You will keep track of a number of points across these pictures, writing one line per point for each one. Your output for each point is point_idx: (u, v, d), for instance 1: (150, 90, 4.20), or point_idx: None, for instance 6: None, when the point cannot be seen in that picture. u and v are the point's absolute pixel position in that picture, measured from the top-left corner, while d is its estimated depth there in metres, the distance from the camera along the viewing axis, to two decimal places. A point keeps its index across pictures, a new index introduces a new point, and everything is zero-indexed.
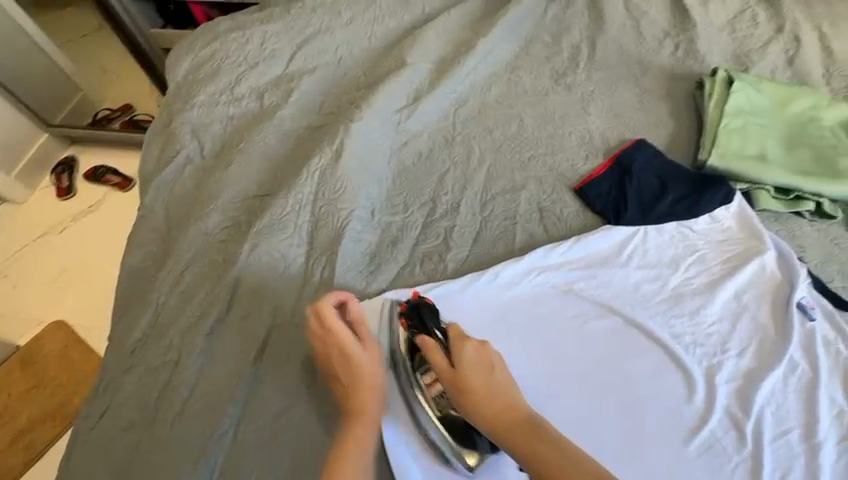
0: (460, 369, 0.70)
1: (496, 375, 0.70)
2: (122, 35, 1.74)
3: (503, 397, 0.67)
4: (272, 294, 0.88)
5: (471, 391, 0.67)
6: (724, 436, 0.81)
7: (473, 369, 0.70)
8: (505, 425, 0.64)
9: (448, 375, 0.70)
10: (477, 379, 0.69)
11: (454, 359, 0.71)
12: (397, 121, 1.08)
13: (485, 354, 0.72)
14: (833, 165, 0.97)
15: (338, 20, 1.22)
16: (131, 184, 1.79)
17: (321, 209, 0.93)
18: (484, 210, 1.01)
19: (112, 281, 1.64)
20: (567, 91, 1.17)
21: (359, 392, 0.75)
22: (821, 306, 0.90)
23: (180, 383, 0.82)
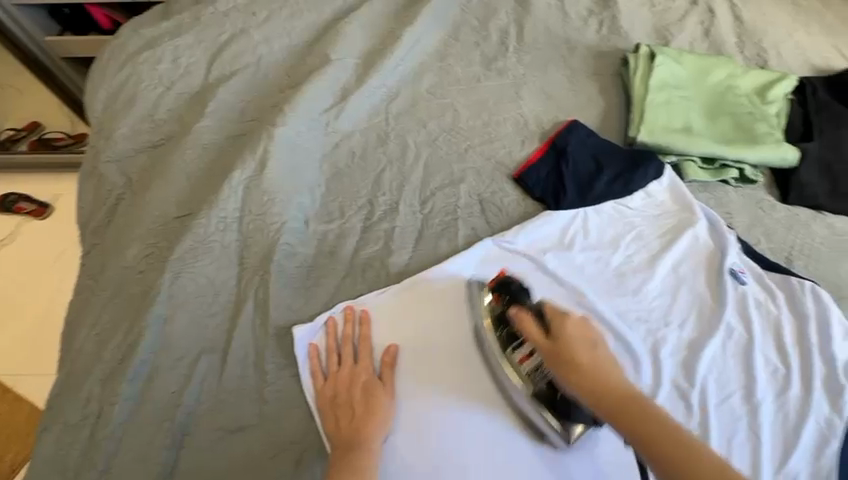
0: (563, 342, 0.63)
1: (602, 350, 0.62)
2: (18, 52, 1.64)
3: (610, 375, 0.60)
4: (198, 320, 0.83)
5: (582, 365, 0.60)
6: (673, 409, 0.75)
7: (581, 342, 0.62)
8: (612, 404, 0.58)
9: (551, 347, 0.63)
10: (583, 353, 0.61)
11: (550, 330, 0.65)
12: (327, 122, 1.10)
13: (590, 328, 0.64)
14: (751, 132, 1.01)
15: (253, 21, 1.27)
16: (47, 210, 1.69)
17: (249, 226, 0.92)
18: (424, 207, 0.99)
19: (41, 315, 1.52)
20: (498, 76, 1.20)
21: (360, 394, 0.74)
22: (750, 270, 0.86)
23: (102, 439, 0.74)
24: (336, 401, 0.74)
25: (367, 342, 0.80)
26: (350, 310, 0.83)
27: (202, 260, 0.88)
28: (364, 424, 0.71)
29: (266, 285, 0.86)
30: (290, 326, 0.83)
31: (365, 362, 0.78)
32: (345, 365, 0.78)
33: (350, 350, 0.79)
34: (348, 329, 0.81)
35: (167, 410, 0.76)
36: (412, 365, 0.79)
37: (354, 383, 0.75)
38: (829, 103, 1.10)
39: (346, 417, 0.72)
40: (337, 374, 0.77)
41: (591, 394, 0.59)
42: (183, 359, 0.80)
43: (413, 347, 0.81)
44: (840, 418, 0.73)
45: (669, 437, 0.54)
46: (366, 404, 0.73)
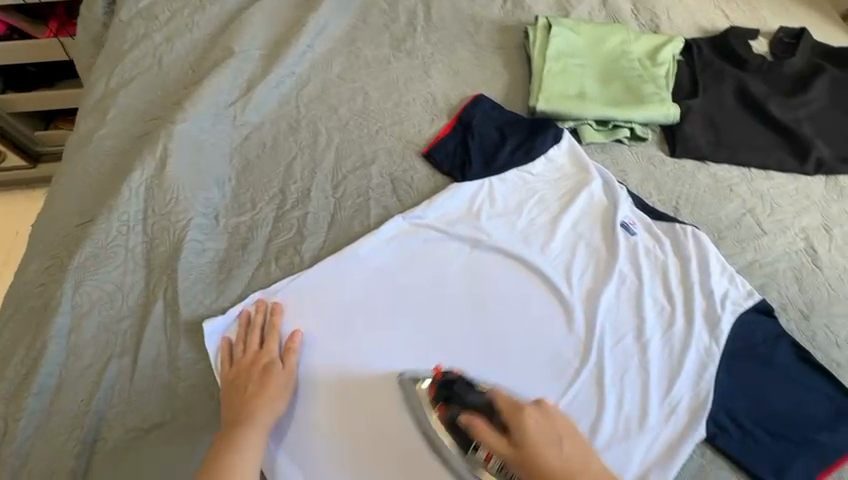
0: (530, 451, 0.60)
1: (566, 447, 0.62)
2: None
3: (581, 473, 0.60)
4: (104, 326, 0.81)
5: (555, 468, 0.60)
6: (572, 356, 0.81)
7: (548, 443, 0.61)
8: None
9: (518, 456, 0.60)
10: (551, 454, 0.60)
11: (515, 437, 0.61)
12: (234, 115, 1.08)
13: (551, 422, 0.64)
14: (640, 93, 1.07)
15: (154, 23, 1.23)
16: None
17: (154, 226, 0.90)
18: (336, 191, 1.00)
19: None
20: (408, 57, 1.22)
21: (260, 376, 0.76)
22: (641, 221, 0.93)
23: (8, 456, 0.72)
24: (234, 383, 0.76)
25: (274, 330, 0.81)
26: (262, 301, 0.83)
27: (105, 265, 0.86)
28: (253, 407, 0.72)
29: (174, 284, 0.85)
30: (201, 319, 0.83)
31: (270, 347, 0.79)
32: (249, 352, 0.79)
33: (257, 336, 0.80)
34: (258, 317, 0.82)
35: (77, 419, 0.75)
36: (315, 354, 0.81)
37: (255, 367, 0.77)
38: (712, 62, 1.18)
39: (239, 398, 0.74)
40: (242, 360, 0.78)
41: None
42: (91, 367, 0.78)
43: (318, 332, 0.83)
44: (718, 345, 0.81)
45: None
46: (259, 388, 0.75)
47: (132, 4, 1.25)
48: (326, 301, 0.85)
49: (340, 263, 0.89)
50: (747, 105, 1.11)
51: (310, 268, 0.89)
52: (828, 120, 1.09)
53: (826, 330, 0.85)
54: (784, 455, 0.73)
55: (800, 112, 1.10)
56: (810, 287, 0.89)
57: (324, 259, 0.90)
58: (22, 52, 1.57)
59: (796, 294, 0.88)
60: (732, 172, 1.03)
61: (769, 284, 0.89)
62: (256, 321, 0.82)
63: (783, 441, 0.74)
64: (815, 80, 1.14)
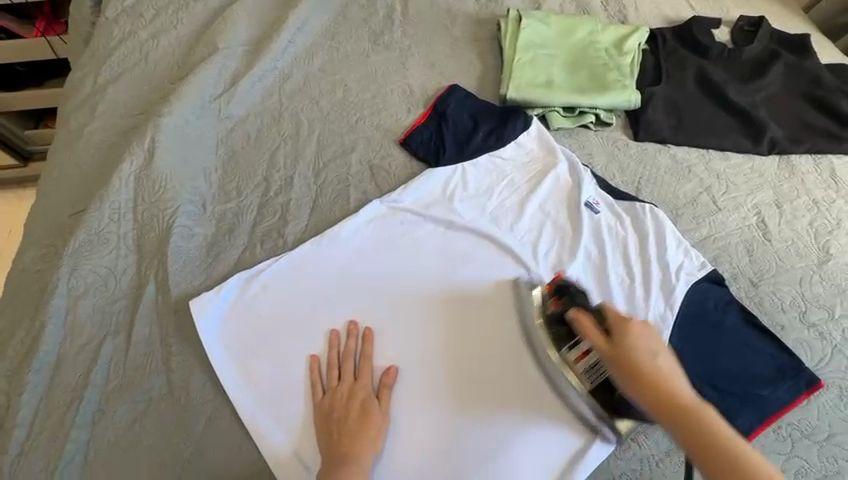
0: (625, 347, 0.66)
1: (661, 357, 0.66)
2: None
3: (669, 380, 0.63)
4: (100, 307, 0.87)
5: (645, 369, 0.64)
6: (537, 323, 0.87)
7: (641, 348, 0.66)
8: (672, 406, 0.61)
9: (608, 348, 0.67)
10: (644, 356, 0.65)
11: (614, 335, 0.68)
12: (219, 108, 1.13)
13: (654, 336, 0.68)
14: (604, 80, 1.13)
15: (140, 21, 1.27)
16: None
17: (144, 213, 0.96)
18: (317, 178, 1.05)
19: None
20: (386, 50, 1.27)
21: (358, 407, 0.78)
22: (603, 201, 0.99)
23: (11, 427, 0.77)
24: (335, 418, 0.77)
25: (369, 360, 0.83)
26: (352, 326, 0.86)
27: (98, 251, 0.91)
28: (362, 445, 0.74)
29: (163, 266, 0.90)
30: (189, 298, 0.88)
31: (365, 379, 0.81)
32: (347, 383, 0.81)
33: (350, 366, 0.82)
34: (351, 345, 0.84)
35: (75, 392, 0.80)
36: (405, 386, 0.82)
37: (352, 401, 0.79)
38: (676, 50, 1.24)
39: (345, 437, 0.75)
40: (335, 391, 0.80)
41: (652, 398, 0.62)
42: (87, 345, 0.84)
43: (400, 359, 0.84)
44: (672, 311, 0.88)
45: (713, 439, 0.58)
46: (361, 423, 0.76)
47: (117, 4, 1.29)
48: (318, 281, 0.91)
49: (325, 245, 0.94)
50: (707, 91, 1.18)
51: (294, 249, 0.94)
52: (783, 103, 1.16)
53: (773, 296, 0.92)
54: (731, 408, 0.79)
55: (756, 97, 1.17)
56: (760, 258, 0.96)
57: (306, 242, 0.95)
58: (12, 53, 1.61)
59: (746, 264, 0.95)
60: (691, 154, 1.10)
61: (721, 255, 0.96)
62: (347, 350, 0.84)
63: (730, 396, 0.80)
64: (772, 66, 1.20)
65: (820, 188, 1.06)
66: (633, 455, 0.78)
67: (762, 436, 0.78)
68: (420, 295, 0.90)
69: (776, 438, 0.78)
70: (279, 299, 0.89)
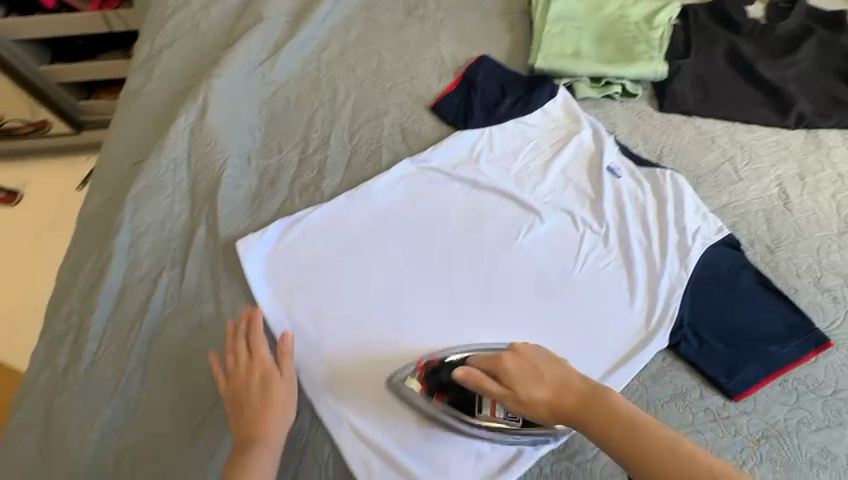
0: (515, 387, 0.67)
1: (546, 378, 0.67)
2: None
3: (564, 395, 0.65)
4: (159, 244, 0.97)
5: (541, 399, 0.65)
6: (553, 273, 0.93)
7: (533, 382, 0.66)
8: (575, 416, 0.63)
9: (512, 396, 0.66)
10: (533, 388, 0.66)
11: (504, 380, 0.67)
12: (263, 73, 1.21)
13: (528, 360, 0.69)
14: (633, 52, 1.16)
15: None
16: (18, 197, 1.93)
17: (197, 164, 1.05)
18: (352, 139, 1.12)
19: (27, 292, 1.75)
20: (419, 22, 1.32)
21: (251, 406, 0.79)
22: (625, 167, 1.03)
23: (84, 341, 0.88)
24: (237, 399, 0.79)
25: (261, 338, 0.84)
26: (248, 313, 0.87)
27: (157, 196, 1.01)
28: (264, 423, 0.77)
29: (215, 211, 1.00)
30: (237, 239, 0.97)
31: (262, 358, 0.83)
32: (241, 364, 0.82)
33: (244, 352, 0.83)
34: (256, 327, 0.85)
35: (137, 315, 0.90)
36: (323, 357, 0.87)
37: (250, 377, 0.81)
38: (706, 25, 1.24)
39: (249, 413, 0.78)
40: (235, 373, 0.81)
41: (559, 414, 0.64)
42: (148, 275, 0.94)
43: (349, 332, 0.89)
44: (686, 271, 0.91)
45: (628, 434, 0.61)
46: (262, 401, 0.79)
47: None
48: (353, 228, 0.99)
49: (362, 198, 1.02)
50: (736, 65, 1.18)
51: (332, 200, 1.02)
52: (814, 79, 1.16)
53: (789, 262, 0.94)
54: (738, 360, 0.83)
55: (787, 72, 1.17)
56: (779, 226, 0.98)
57: (342, 195, 1.03)
58: (69, 26, 1.74)
59: (764, 231, 0.97)
60: (716, 126, 1.12)
61: (739, 222, 0.99)
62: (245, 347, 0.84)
63: (737, 350, 0.84)
64: (805, 42, 1.20)
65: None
66: (639, 396, 0.82)
67: (768, 387, 0.82)
68: (447, 244, 0.97)
69: (782, 391, 0.81)
70: (318, 244, 0.97)
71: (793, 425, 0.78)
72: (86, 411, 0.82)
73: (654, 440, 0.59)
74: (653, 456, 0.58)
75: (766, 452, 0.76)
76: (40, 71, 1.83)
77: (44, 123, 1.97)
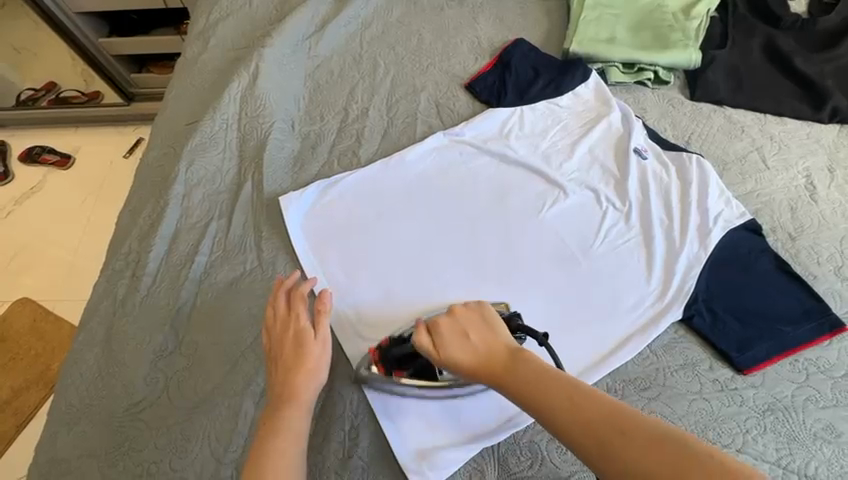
0: (442, 347, 0.72)
1: (474, 341, 0.72)
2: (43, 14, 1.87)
3: (481, 356, 0.71)
4: (209, 196, 1.06)
5: (464, 357, 0.71)
6: (572, 243, 0.98)
7: (457, 347, 0.72)
8: (493, 373, 0.69)
9: (441, 357, 0.72)
10: (459, 351, 0.72)
11: (433, 342, 0.73)
12: (309, 47, 1.29)
13: (464, 322, 0.74)
14: (667, 40, 1.18)
15: None
16: (69, 161, 2.05)
17: (246, 126, 1.14)
18: (389, 112, 1.19)
19: (72, 249, 1.85)
20: (459, 6, 1.37)
21: (286, 368, 0.78)
22: (652, 150, 1.06)
23: (141, 276, 0.98)
24: (276, 353, 0.80)
25: (301, 296, 0.84)
26: (296, 271, 0.88)
27: (209, 152, 1.10)
28: (294, 386, 0.76)
29: (260, 169, 1.08)
30: (279, 196, 1.05)
31: (298, 315, 0.82)
32: (280, 320, 0.83)
33: (284, 300, 0.85)
34: (304, 286, 0.85)
35: (187, 257, 0.99)
36: (356, 303, 0.94)
37: (287, 331, 0.81)
38: (745, 18, 1.25)
39: (281, 373, 0.78)
40: (274, 329, 0.82)
41: (478, 369, 0.70)
42: (199, 222, 1.03)
43: (377, 294, 0.95)
44: (705, 251, 0.94)
45: (544, 388, 0.64)
46: (295, 362, 0.78)
47: None
48: (385, 191, 1.06)
49: (396, 165, 1.09)
50: (773, 58, 1.19)
51: (368, 166, 1.09)
52: None
53: (810, 250, 0.95)
54: (751, 337, 0.86)
55: (825, 66, 1.17)
56: (803, 215, 0.99)
57: (378, 162, 1.09)
58: (129, 1, 1.87)
59: (787, 219, 0.99)
60: (747, 116, 1.13)
61: (763, 209, 1.00)
62: (282, 308, 0.84)
63: (751, 328, 0.87)
64: (846, 37, 1.19)
65: None
66: (651, 364, 0.86)
67: (778, 365, 0.84)
68: (471, 212, 1.03)
69: (791, 369, 0.84)
70: (354, 203, 1.05)
71: (800, 401, 0.81)
72: (141, 336, 0.92)
73: (566, 393, 0.62)
74: (563, 407, 0.61)
75: (770, 423, 0.79)
76: (98, 43, 1.98)
77: (97, 94, 2.14)
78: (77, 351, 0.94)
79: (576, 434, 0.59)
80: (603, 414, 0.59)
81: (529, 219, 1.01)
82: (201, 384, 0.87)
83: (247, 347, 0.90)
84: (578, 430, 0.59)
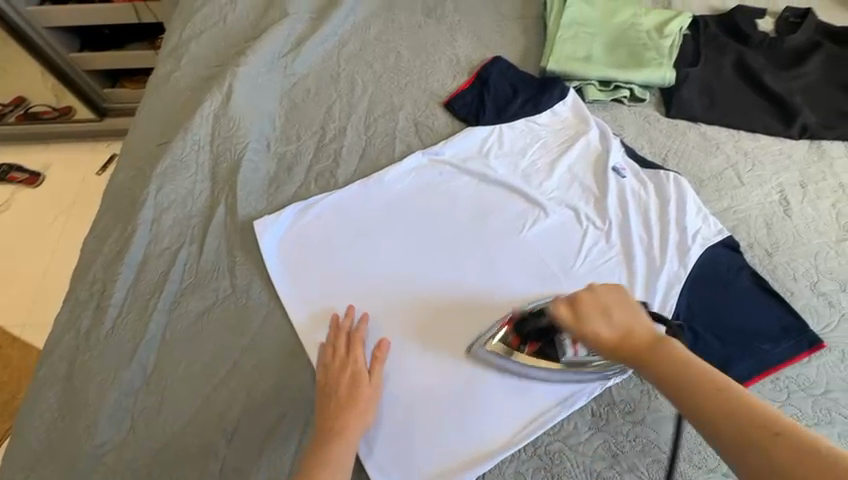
0: (581, 316, 0.71)
1: (614, 315, 0.71)
2: (9, 28, 1.81)
3: (624, 335, 0.69)
4: (180, 220, 1.02)
5: (600, 331, 0.70)
6: (552, 263, 0.97)
7: (599, 319, 0.71)
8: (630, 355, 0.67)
9: (580, 328, 0.71)
10: (598, 325, 0.70)
11: (573, 307, 0.73)
12: (285, 65, 1.26)
13: (604, 295, 0.73)
14: (642, 58, 1.19)
15: None
16: (39, 179, 1.97)
17: (219, 147, 1.10)
18: (367, 131, 1.17)
19: (41, 271, 1.77)
20: (437, 23, 1.37)
21: (340, 405, 0.80)
22: (630, 168, 1.06)
23: (107, 307, 0.93)
24: (327, 392, 0.81)
25: (359, 341, 0.87)
26: (351, 309, 0.90)
27: (180, 174, 1.06)
28: (344, 425, 0.77)
29: (233, 192, 1.04)
30: (254, 220, 1.02)
31: (355, 357, 0.85)
32: (338, 360, 0.85)
33: (343, 340, 0.87)
34: (360, 330, 0.88)
35: (157, 285, 0.95)
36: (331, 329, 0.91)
37: (343, 372, 0.83)
38: (716, 36, 1.28)
39: (331, 410, 0.79)
40: (330, 367, 0.84)
41: (612, 346, 0.69)
42: (169, 249, 0.99)
43: (383, 322, 0.91)
44: (685, 269, 0.94)
45: (690, 376, 0.61)
46: (349, 400, 0.80)
47: None
48: (365, 212, 1.04)
49: (375, 185, 1.07)
50: (744, 76, 1.22)
51: (346, 187, 1.07)
52: (820, 91, 1.19)
53: (787, 266, 0.96)
54: (731, 357, 0.86)
55: (794, 84, 1.20)
56: (778, 231, 1.00)
57: (356, 182, 1.07)
58: (99, 16, 1.82)
59: (763, 236, 1.00)
60: (721, 133, 1.15)
61: (740, 225, 1.01)
62: (342, 348, 0.86)
63: (732, 347, 0.87)
64: (811, 56, 1.23)
65: None
66: (635, 387, 0.85)
67: (759, 384, 0.84)
68: (451, 232, 1.02)
69: (772, 388, 0.84)
70: (334, 225, 1.02)
71: None
72: (106, 372, 0.87)
73: (715, 387, 0.59)
74: (706, 398, 0.59)
75: None
76: (68, 58, 1.92)
77: (69, 109, 2.08)
78: (36, 389, 0.88)
79: (720, 431, 0.56)
80: (747, 414, 0.56)
81: (508, 238, 1.00)
82: (171, 422, 0.83)
83: (221, 381, 0.86)
84: (724, 422, 0.56)
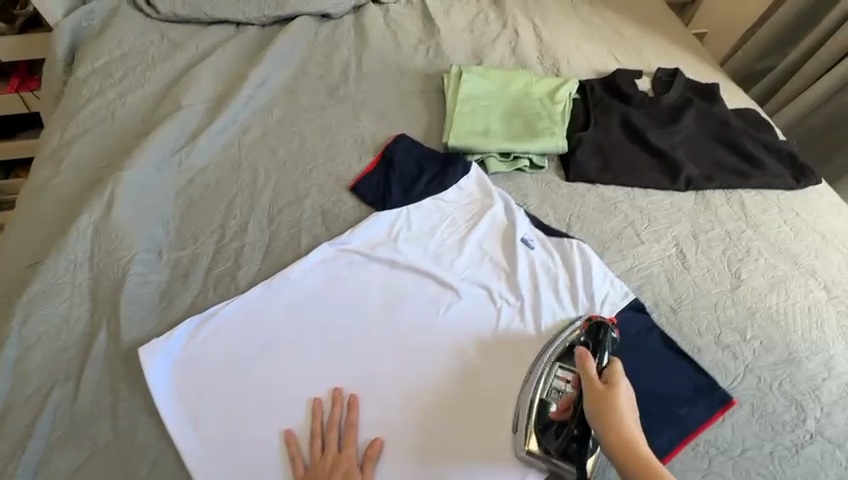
0: (611, 391, 0.76)
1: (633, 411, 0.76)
2: None
3: (634, 430, 0.73)
4: (52, 356, 0.89)
5: (619, 412, 0.74)
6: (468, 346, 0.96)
7: (625, 402, 0.75)
8: (631, 443, 0.71)
9: (604, 392, 0.76)
10: (623, 406, 0.75)
11: (611, 380, 0.78)
12: (179, 160, 1.20)
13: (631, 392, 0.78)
14: (536, 128, 1.25)
15: (109, 82, 1.36)
16: None
17: (101, 263, 1.00)
18: (271, 224, 1.11)
19: None
20: (340, 102, 1.38)
21: None
22: (536, 237, 1.08)
23: None
24: None
25: (353, 435, 0.85)
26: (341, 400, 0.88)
27: (54, 300, 0.94)
28: None
29: (117, 314, 0.94)
30: (139, 345, 0.91)
31: (350, 455, 0.82)
32: (328, 456, 0.82)
33: (334, 440, 0.84)
34: (352, 427, 0.85)
35: (20, 440, 0.81)
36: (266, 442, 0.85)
37: (335, 472, 0.80)
38: (602, 98, 1.36)
39: None
40: (319, 466, 0.81)
41: (614, 430, 0.72)
42: (36, 393, 0.86)
43: (370, 421, 0.87)
44: None
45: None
46: None
47: (88, 66, 1.39)
48: (275, 312, 0.97)
49: (280, 284, 1.00)
50: (631, 134, 1.30)
51: (248, 290, 1.00)
52: (698, 144, 1.29)
53: (691, 321, 0.99)
54: (652, 429, 0.85)
55: (674, 138, 1.29)
56: (680, 286, 1.05)
57: (258, 284, 1.00)
58: None
59: (667, 292, 1.03)
60: (617, 193, 1.20)
61: (644, 284, 1.04)
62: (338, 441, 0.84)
63: (651, 418, 0.86)
64: (686, 111, 1.34)
65: (732, 219, 1.17)
66: None
67: (683, 454, 0.84)
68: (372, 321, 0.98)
69: (695, 456, 0.84)
70: (236, 335, 0.94)
71: None
72: None
73: None
74: None
75: None
76: None
77: None
78: None
79: None
80: None
81: (426, 326, 0.97)
82: None
83: None
84: None
